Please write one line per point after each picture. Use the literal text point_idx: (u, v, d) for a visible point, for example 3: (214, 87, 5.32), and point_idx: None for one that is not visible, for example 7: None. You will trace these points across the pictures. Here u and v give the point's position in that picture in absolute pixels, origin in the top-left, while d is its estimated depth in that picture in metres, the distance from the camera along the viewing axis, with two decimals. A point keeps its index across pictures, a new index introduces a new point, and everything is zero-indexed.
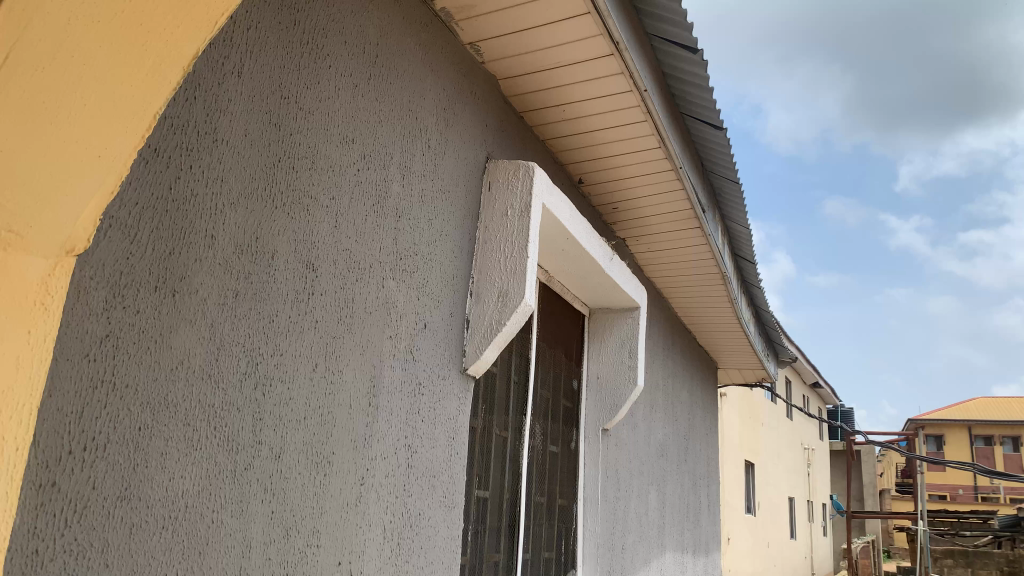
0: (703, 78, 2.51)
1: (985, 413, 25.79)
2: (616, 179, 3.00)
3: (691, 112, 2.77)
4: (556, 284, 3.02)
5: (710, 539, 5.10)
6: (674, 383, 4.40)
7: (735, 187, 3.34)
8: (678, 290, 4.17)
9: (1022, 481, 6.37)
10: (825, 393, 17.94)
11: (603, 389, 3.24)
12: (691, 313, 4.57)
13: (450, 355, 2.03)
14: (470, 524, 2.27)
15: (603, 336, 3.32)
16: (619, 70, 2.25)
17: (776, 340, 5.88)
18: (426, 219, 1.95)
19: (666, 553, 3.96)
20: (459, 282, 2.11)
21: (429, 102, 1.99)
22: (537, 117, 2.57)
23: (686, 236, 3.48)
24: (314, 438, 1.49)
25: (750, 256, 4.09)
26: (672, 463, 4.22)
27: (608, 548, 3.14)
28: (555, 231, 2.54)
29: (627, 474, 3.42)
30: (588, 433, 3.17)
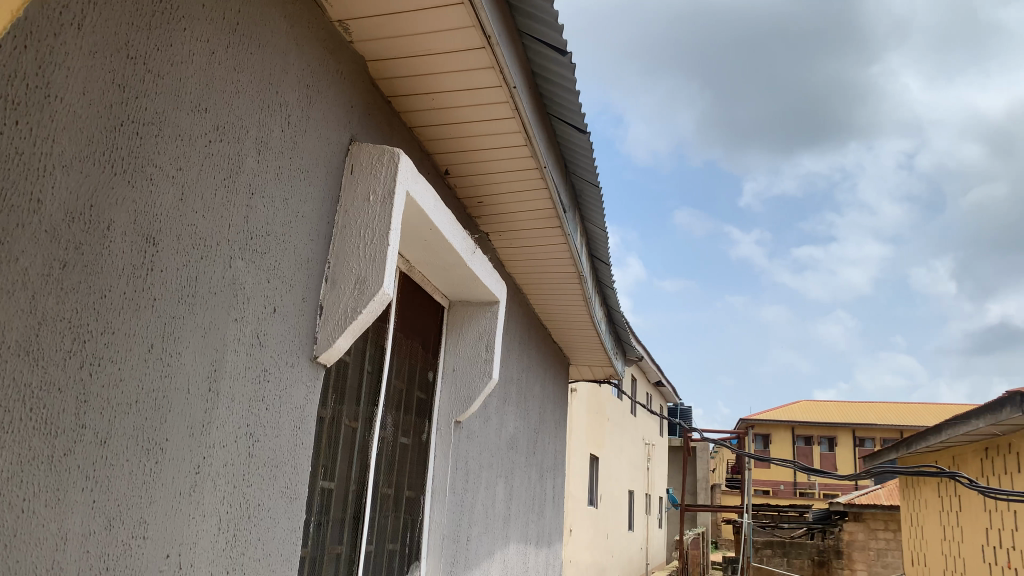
0: (570, 81, 2.56)
1: (807, 414, 27.98)
2: (481, 172, 3.01)
3: (557, 113, 2.82)
4: (417, 274, 2.99)
5: (553, 530, 5.24)
6: (527, 378, 4.48)
7: (595, 190, 3.43)
8: (536, 286, 4.25)
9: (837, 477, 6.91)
10: (667, 392, 18.86)
11: (457, 382, 3.24)
12: (547, 310, 4.66)
13: (300, 341, 1.97)
14: (312, 516, 2.21)
15: (460, 328, 3.33)
16: (489, 64, 2.26)
17: (625, 340, 6.10)
18: (282, 198, 1.88)
19: (510, 546, 4.02)
20: (314, 266, 2.04)
21: (292, 77, 1.91)
22: (405, 103, 2.53)
23: (546, 234, 3.54)
24: (146, 424, 1.40)
25: (605, 257, 4.22)
26: (521, 456, 4.30)
27: (453, 540, 3.15)
28: (419, 220, 2.51)
29: (477, 466, 3.44)
30: (440, 425, 3.16)
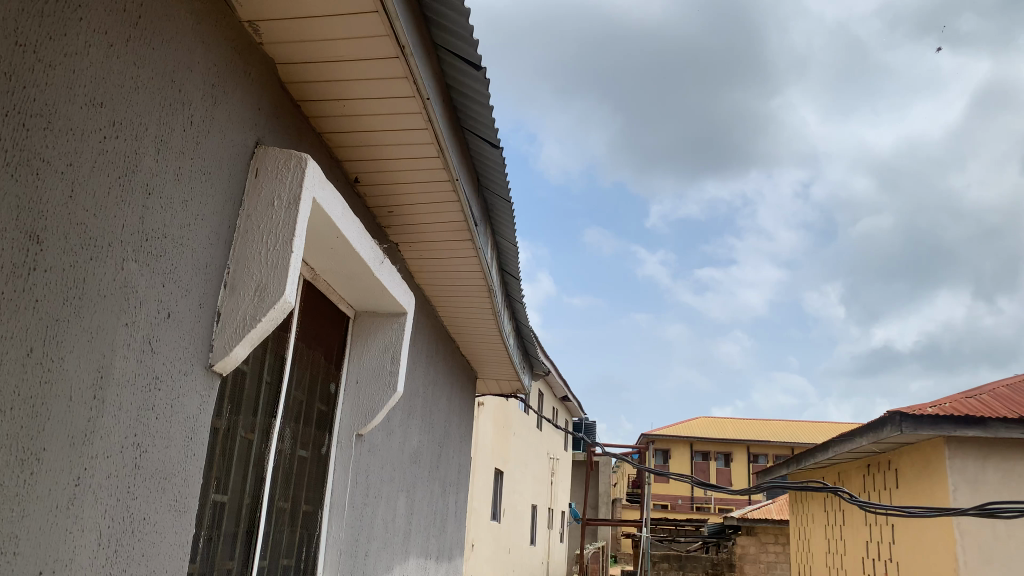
0: (484, 95, 2.58)
1: (705, 430, 28.85)
2: (391, 182, 2.98)
3: (471, 127, 2.83)
4: (321, 283, 2.93)
5: (454, 545, 5.20)
6: (433, 391, 4.46)
7: (506, 205, 3.45)
8: (445, 299, 4.23)
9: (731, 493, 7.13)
10: (573, 407, 19.09)
11: (360, 394, 3.19)
12: (455, 322, 4.65)
13: (195, 349, 1.89)
14: (201, 531, 2.13)
15: (364, 339, 3.28)
16: (403, 74, 2.25)
17: (532, 355, 6.14)
18: (181, 200, 1.81)
19: (410, 560, 3.98)
20: (213, 271, 1.98)
21: (196, 76, 1.85)
22: (315, 108, 2.49)
23: (457, 246, 3.54)
24: (21, 431, 1.32)
25: (515, 271, 4.25)
26: (424, 469, 4.26)
27: (351, 555, 3.09)
28: (325, 228, 2.47)
29: (378, 480, 3.39)
30: (341, 438, 3.10)
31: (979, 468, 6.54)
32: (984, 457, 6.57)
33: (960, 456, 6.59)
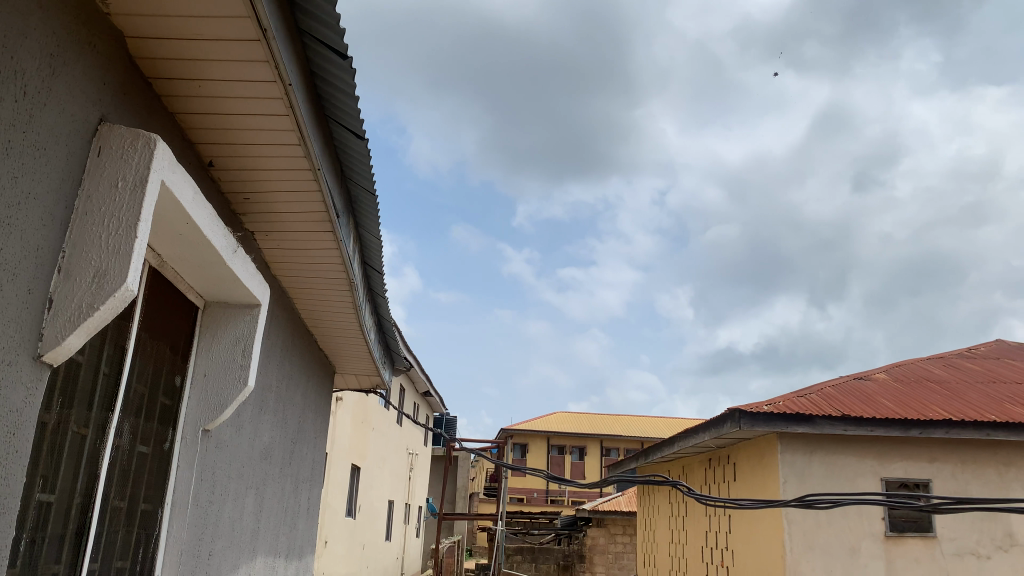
0: (349, 85, 2.53)
1: (563, 425, 29.60)
2: (249, 169, 2.88)
3: (335, 118, 2.77)
4: (168, 271, 2.79)
5: (305, 543, 5.08)
6: (288, 385, 4.33)
7: (370, 197, 3.41)
8: (303, 290, 4.12)
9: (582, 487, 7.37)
10: (434, 402, 19.05)
11: (208, 387, 3.06)
12: (314, 316, 4.54)
13: (21, 338, 1.75)
14: (23, 533, 1.98)
15: (214, 331, 3.14)
16: (264, 58, 2.18)
17: (393, 350, 6.09)
18: (9, 175, 1.67)
19: (257, 560, 3.85)
20: (45, 255, 1.84)
21: (32, 44, 1.71)
22: (168, 87, 2.36)
23: (318, 238, 3.46)
24: None
25: (378, 265, 4.20)
26: (275, 466, 4.14)
27: (193, 554, 2.97)
28: (173, 213, 2.35)
29: (225, 477, 3.26)
30: (185, 433, 2.96)
31: (806, 462, 7.09)
32: (810, 452, 7.13)
33: (790, 450, 7.11)
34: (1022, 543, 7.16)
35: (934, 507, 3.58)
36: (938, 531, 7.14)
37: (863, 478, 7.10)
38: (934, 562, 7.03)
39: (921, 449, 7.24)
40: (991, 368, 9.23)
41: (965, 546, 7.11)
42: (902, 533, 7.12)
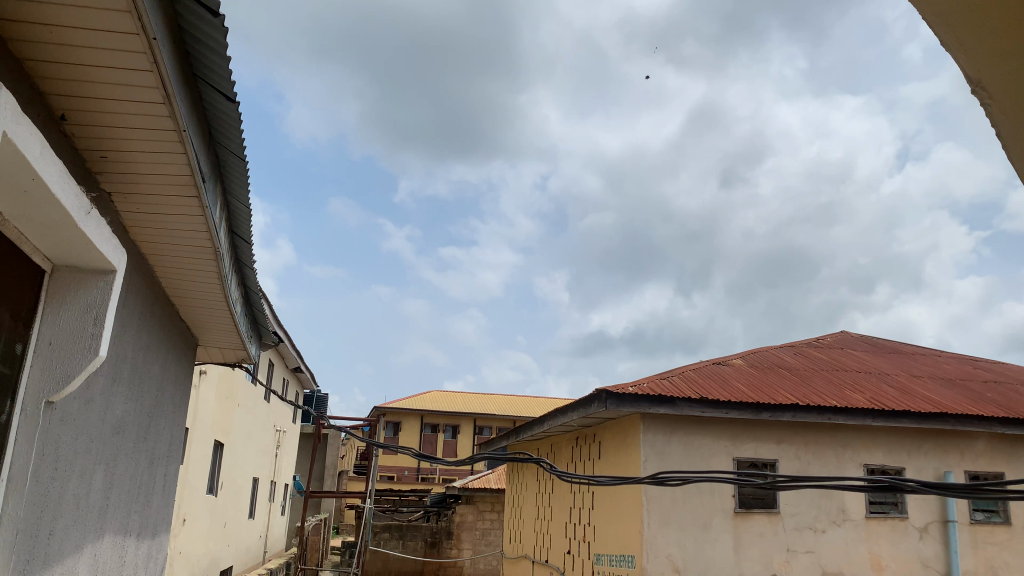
0: (220, 44, 2.42)
1: (436, 404, 29.68)
2: (107, 126, 2.71)
3: (204, 77, 2.65)
4: (10, 229, 2.58)
5: (159, 521, 4.85)
6: (145, 356, 4.11)
7: (239, 163, 3.28)
8: (163, 257, 3.91)
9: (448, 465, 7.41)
10: (305, 378, 18.63)
11: (52, 356, 2.87)
12: (176, 285, 4.34)
13: None
14: None
15: (63, 296, 2.94)
16: (126, 10, 2.05)
17: (261, 324, 5.90)
18: None
19: (104, 539, 3.66)
20: None
21: None
22: (13, 31, 2.18)
23: (181, 204, 3.29)
24: None
25: (246, 235, 4.05)
26: (128, 441, 3.94)
27: (30, 534, 2.80)
28: (17, 168, 2.17)
29: (70, 452, 3.08)
30: (27, 405, 2.77)
31: (666, 441, 7.44)
32: (670, 432, 7.48)
33: (652, 430, 7.42)
34: (852, 518, 7.81)
35: (773, 485, 3.85)
36: (781, 508, 7.68)
37: (716, 458, 7.51)
38: (776, 536, 7.55)
39: (771, 432, 7.74)
40: (835, 357, 9.96)
41: (804, 521, 7.67)
42: (749, 510, 7.61)
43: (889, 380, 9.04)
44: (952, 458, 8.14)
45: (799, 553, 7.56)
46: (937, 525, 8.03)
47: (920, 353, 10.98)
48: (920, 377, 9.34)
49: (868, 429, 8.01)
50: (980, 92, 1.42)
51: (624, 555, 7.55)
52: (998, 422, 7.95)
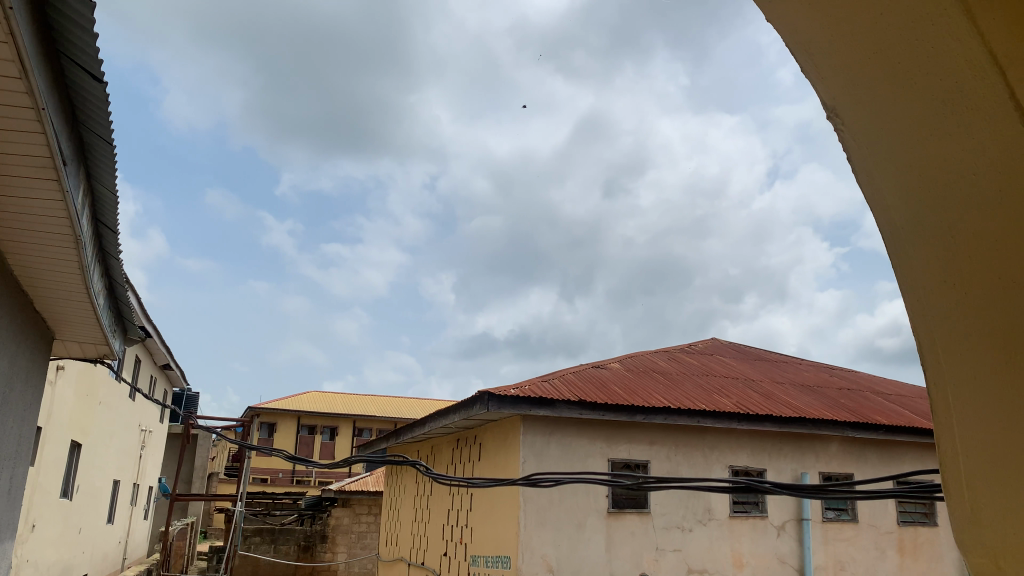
0: (87, 21, 2.29)
1: (314, 405, 28.96)
2: None
3: (67, 54, 2.49)
4: None
5: (3, 528, 4.51)
6: None
7: (105, 148, 3.10)
8: (16, 243, 3.65)
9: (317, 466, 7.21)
10: (174, 375, 17.78)
11: None
12: (30, 274, 4.05)
13: None
14: None
15: None
16: None
17: (125, 318, 5.58)
18: None
19: None
20: None
21: None
22: None
23: (37, 187, 3.08)
24: None
25: (111, 224, 3.84)
26: None
27: None
28: None
29: None
30: None
31: (544, 443, 7.55)
32: (549, 434, 7.60)
33: (531, 432, 7.52)
34: (717, 517, 8.18)
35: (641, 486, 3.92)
36: (651, 508, 7.95)
37: (592, 459, 7.70)
38: (646, 535, 7.81)
39: (644, 434, 8.00)
40: (706, 363, 10.42)
41: (672, 520, 7.98)
42: (622, 510, 7.84)
43: (754, 386, 9.54)
44: (808, 459, 8.67)
45: (667, 552, 7.85)
46: (792, 523, 8.53)
47: (782, 360, 11.64)
48: (782, 384, 9.91)
49: (734, 432, 8.42)
50: (834, 118, 1.52)
51: (500, 556, 7.61)
52: (849, 426, 8.54)
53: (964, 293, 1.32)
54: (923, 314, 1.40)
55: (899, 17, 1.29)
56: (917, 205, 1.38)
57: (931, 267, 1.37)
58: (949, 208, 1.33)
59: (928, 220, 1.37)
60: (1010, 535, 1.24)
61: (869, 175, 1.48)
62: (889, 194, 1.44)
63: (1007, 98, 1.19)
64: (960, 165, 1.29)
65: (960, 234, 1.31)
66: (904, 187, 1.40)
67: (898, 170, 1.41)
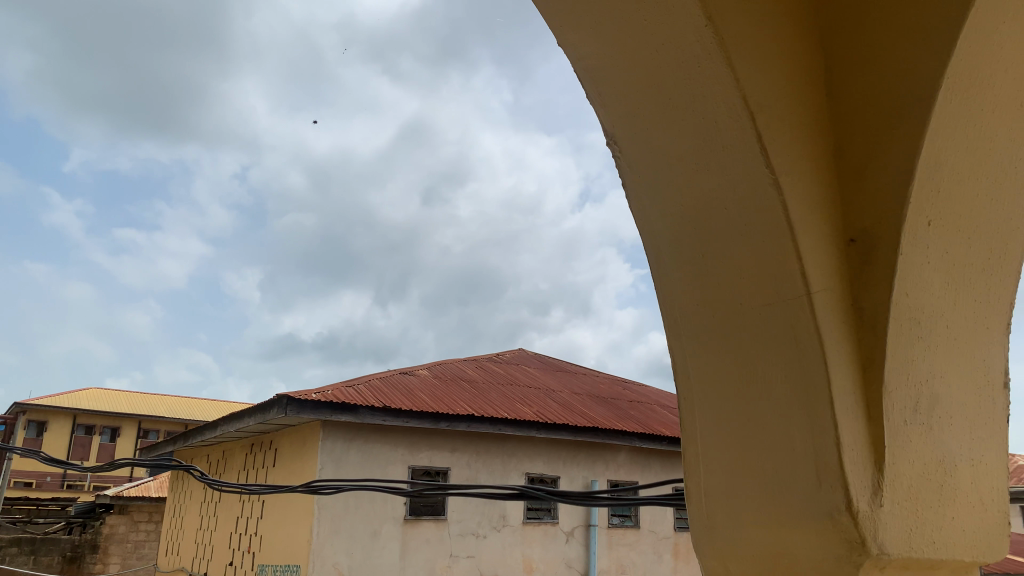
0: None
1: (95, 403, 26.65)
2: None
3: None
4: None
5: None
6: None
7: None
8: None
9: (76, 465, 6.54)
10: None
11: None
12: None
13: None
14: None
15: None
16: None
17: None
18: None
19: None
20: None
21: None
22: None
23: None
24: None
25: None
26: None
27: None
28: None
29: None
30: None
31: (343, 450, 7.40)
32: (349, 441, 7.47)
33: (330, 438, 7.35)
34: (510, 523, 8.39)
35: (418, 494, 3.89)
36: (447, 515, 8.01)
37: (393, 466, 7.64)
38: (440, 542, 7.86)
39: (445, 442, 8.06)
40: (510, 372, 10.69)
41: (467, 527, 8.09)
42: (418, 517, 7.82)
43: (553, 396, 9.90)
44: (598, 467, 9.11)
45: (461, 558, 7.94)
46: (580, 529, 8.93)
47: (582, 373, 12.18)
48: (579, 394, 10.37)
49: (532, 440, 8.69)
50: (612, 145, 1.60)
51: (289, 566, 7.35)
52: (637, 436, 9.07)
53: (716, 316, 1.44)
54: (679, 336, 1.51)
55: (676, 58, 1.38)
56: (680, 234, 1.50)
57: (689, 294, 1.49)
58: (709, 238, 1.44)
59: (689, 250, 1.48)
60: (741, 544, 1.35)
61: (640, 201, 1.57)
62: (656, 222, 1.54)
63: (756, 148, 1.32)
64: (716, 203, 1.41)
65: (717, 261, 1.43)
66: (671, 216, 1.51)
67: (666, 199, 1.51)
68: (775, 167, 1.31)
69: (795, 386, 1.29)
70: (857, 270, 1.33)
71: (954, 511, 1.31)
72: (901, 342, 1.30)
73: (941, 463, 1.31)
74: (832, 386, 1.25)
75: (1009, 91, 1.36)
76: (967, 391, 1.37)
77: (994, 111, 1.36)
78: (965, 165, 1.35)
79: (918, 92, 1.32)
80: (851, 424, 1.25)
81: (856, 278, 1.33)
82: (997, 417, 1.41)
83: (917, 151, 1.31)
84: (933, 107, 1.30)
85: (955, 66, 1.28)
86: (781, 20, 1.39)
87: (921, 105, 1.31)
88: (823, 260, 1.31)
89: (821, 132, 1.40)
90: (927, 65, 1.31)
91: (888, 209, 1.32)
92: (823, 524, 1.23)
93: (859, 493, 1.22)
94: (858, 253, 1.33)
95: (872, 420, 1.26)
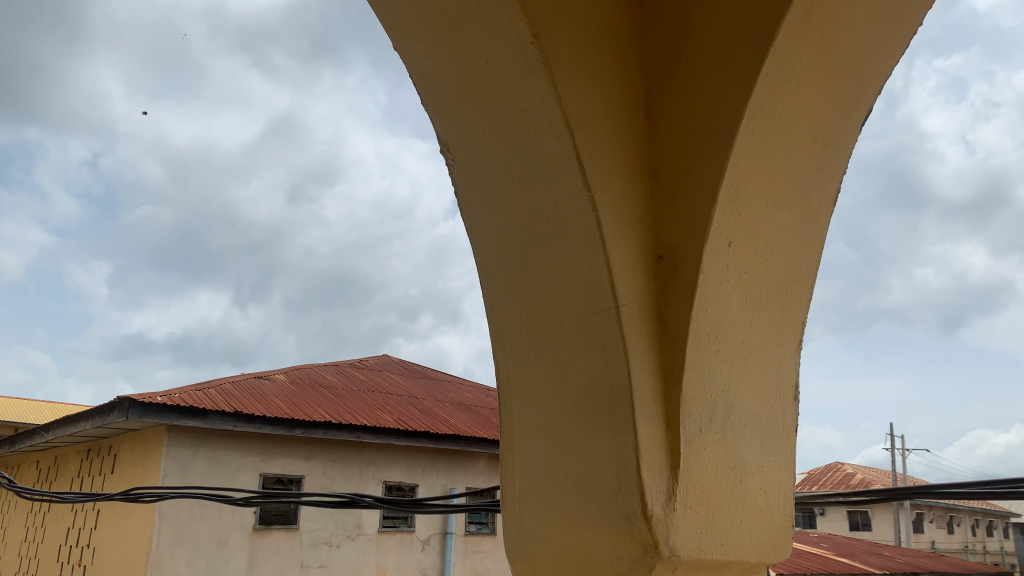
0: None
1: None
2: None
3: None
4: None
5: None
6: None
7: None
8: None
9: None
10: None
11: None
12: None
13: None
14: None
15: None
16: None
17: None
18: None
19: None
20: None
21: None
22: None
23: None
24: None
25: None
26: None
27: None
28: None
29: None
30: None
31: (189, 456, 7.07)
32: (197, 447, 7.14)
33: (176, 443, 7.01)
34: (365, 532, 8.26)
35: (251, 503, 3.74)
36: (300, 524, 7.79)
37: (242, 474, 7.37)
38: (291, 552, 7.63)
39: (300, 449, 7.85)
40: (373, 378, 10.55)
41: (320, 536, 7.90)
42: (268, 526, 7.57)
43: (416, 403, 9.83)
44: (458, 475, 9.13)
45: (312, 568, 7.74)
46: (437, 537, 8.90)
47: (446, 380, 12.17)
48: (442, 402, 10.35)
49: (391, 447, 8.61)
50: (446, 152, 1.61)
51: None
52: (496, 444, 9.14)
53: (537, 325, 1.47)
54: (502, 345, 1.54)
55: (504, 69, 1.40)
56: (507, 243, 1.53)
57: (514, 303, 1.52)
58: (531, 247, 1.48)
59: (515, 259, 1.51)
60: (548, 547, 1.39)
61: (470, 210, 1.59)
62: (485, 230, 1.56)
63: (574, 161, 1.36)
64: (539, 215, 1.45)
65: (538, 270, 1.46)
66: (499, 226, 1.53)
67: (494, 207, 1.53)
68: (592, 183, 1.36)
69: (601, 394, 1.34)
70: (663, 285, 1.39)
71: (742, 515, 1.39)
72: (699, 356, 1.37)
73: (733, 469, 1.39)
74: (635, 396, 1.30)
75: (804, 122, 1.47)
76: (760, 402, 1.47)
77: (791, 142, 1.47)
78: (763, 190, 1.45)
79: (722, 120, 1.40)
80: (651, 433, 1.30)
81: (663, 294, 1.39)
82: (785, 428, 1.52)
83: (720, 175, 1.39)
84: (735, 136, 1.38)
85: (756, 98, 1.37)
86: (602, 42, 1.44)
87: (725, 132, 1.39)
88: (633, 275, 1.37)
89: (637, 151, 1.46)
90: (732, 96, 1.39)
91: (694, 228, 1.39)
92: (621, 528, 1.27)
93: (654, 498, 1.26)
94: (666, 269, 1.40)
95: (671, 430, 1.32)
